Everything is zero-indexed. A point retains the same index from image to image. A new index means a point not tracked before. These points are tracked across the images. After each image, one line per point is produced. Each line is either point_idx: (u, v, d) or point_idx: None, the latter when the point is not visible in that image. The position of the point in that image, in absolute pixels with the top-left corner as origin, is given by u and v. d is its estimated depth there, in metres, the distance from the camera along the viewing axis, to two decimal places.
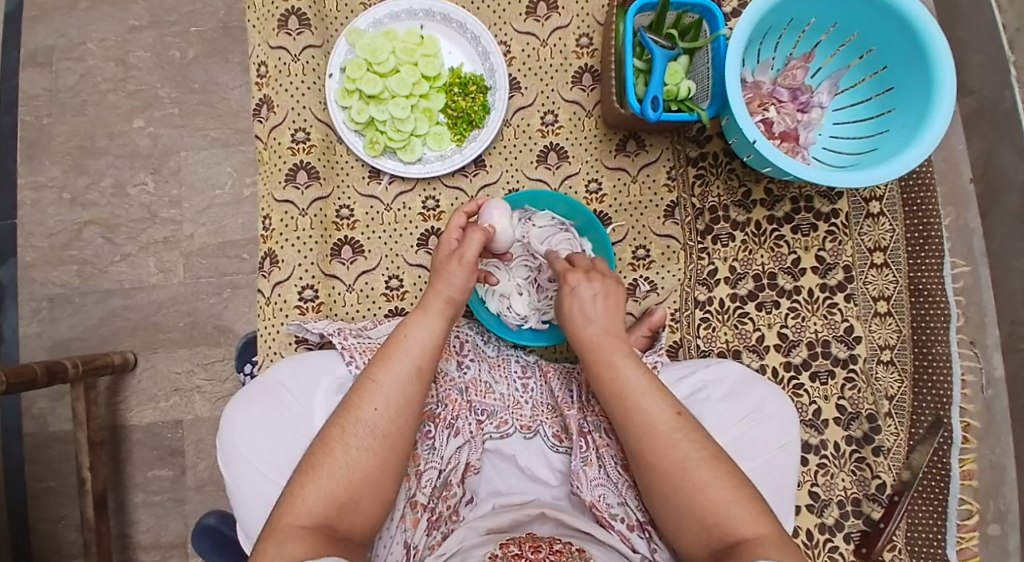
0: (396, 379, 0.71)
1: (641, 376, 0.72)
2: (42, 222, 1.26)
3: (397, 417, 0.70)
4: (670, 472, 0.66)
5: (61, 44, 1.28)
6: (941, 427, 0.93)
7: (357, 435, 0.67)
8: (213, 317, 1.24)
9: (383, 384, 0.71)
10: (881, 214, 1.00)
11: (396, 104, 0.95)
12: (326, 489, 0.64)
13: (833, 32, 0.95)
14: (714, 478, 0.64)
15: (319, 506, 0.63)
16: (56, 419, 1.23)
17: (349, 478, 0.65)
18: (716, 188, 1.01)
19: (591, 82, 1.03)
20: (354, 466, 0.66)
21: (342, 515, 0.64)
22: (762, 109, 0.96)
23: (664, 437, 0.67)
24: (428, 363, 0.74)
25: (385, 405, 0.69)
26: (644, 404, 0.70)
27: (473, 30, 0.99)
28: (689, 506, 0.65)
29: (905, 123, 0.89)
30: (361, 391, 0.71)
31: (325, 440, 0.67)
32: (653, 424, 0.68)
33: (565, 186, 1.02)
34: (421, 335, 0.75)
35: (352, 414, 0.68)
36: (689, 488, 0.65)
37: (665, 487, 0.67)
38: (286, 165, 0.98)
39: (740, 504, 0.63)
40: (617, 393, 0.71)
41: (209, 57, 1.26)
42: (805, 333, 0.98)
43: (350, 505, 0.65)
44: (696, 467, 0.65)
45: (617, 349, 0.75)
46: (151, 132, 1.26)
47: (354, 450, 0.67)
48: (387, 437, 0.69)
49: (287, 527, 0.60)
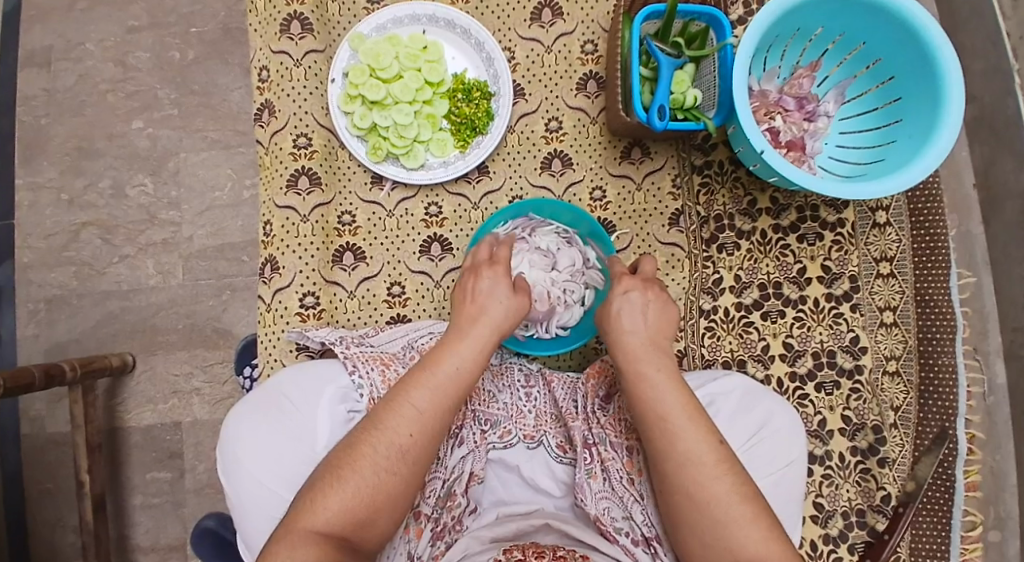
0: (431, 401, 0.70)
1: (684, 402, 0.71)
2: (39, 223, 1.24)
3: (428, 441, 0.69)
4: (706, 507, 0.66)
5: (60, 44, 1.26)
6: (946, 440, 0.93)
7: (387, 456, 0.66)
8: (212, 320, 1.23)
9: (419, 410, 0.69)
10: (887, 223, 0.99)
11: (399, 110, 0.94)
12: (347, 505, 0.64)
13: (841, 42, 0.95)
14: (755, 516, 0.64)
15: (337, 520, 0.63)
16: (54, 421, 1.22)
17: (372, 497, 0.65)
18: (722, 196, 1.01)
19: (595, 89, 1.02)
20: (379, 487, 0.65)
21: (357, 530, 0.64)
22: (768, 117, 0.95)
23: (708, 471, 0.67)
24: (464, 389, 0.72)
25: (420, 430, 0.68)
26: (686, 434, 0.69)
27: (478, 36, 0.98)
28: (723, 542, 0.65)
29: (913, 134, 0.88)
30: (393, 407, 0.69)
31: (353, 453, 0.67)
32: (694, 456, 0.68)
33: (569, 194, 1.01)
34: (460, 357, 0.73)
35: (385, 433, 0.67)
36: (722, 525, 0.65)
37: (697, 521, 0.66)
38: (287, 171, 0.97)
39: (772, 544, 0.63)
40: (657, 421, 0.70)
41: (209, 58, 1.25)
42: (810, 343, 0.97)
43: (366, 523, 0.65)
44: (737, 504, 0.65)
45: (654, 368, 0.74)
46: (150, 133, 1.25)
47: (383, 472, 0.66)
48: (414, 463, 0.68)
49: (303, 531, 0.61)
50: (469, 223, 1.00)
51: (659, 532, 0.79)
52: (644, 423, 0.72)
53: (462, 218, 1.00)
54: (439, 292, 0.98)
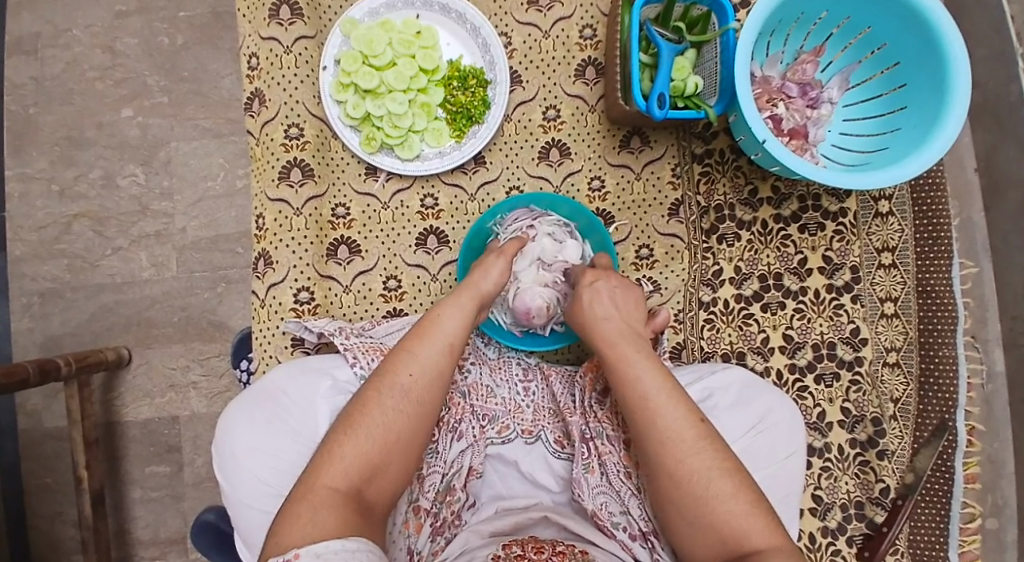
0: (431, 351, 0.72)
1: (661, 381, 0.71)
2: (30, 215, 1.23)
3: (431, 385, 0.70)
4: (687, 483, 0.65)
5: (46, 30, 1.23)
6: (946, 431, 0.93)
7: (393, 398, 0.67)
8: (207, 312, 1.22)
9: (418, 354, 0.71)
10: (890, 213, 0.98)
11: (393, 99, 0.92)
12: (361, 449, 0.63)
13: (846, 26, 0.92)
14: (736, 491, 0.64)
15: (353, 467, 0.62)
16: (50, 415, 1.21)
17: (384, 439, 0.64)
18: (722, 185, 0.99)
19: (594, 76, 0.99)
20: (389, 426, 0.65)
21: (371, 480, 0.63)
22: (771, 105, 0.92)
23: (686, 445, 0.67)
24: (458, 343, 0.74)
25: (420, 372, 0.70)
26: (666, 409, 0.69)
27: (474, 21, 0.95)
28: (708, 518, 0.64)
29: (919, 122, 0.86)
30: (396, 359, 0.71)
31: (361, 404, 0.67)
32: (674, 432, 0.67)
33: (567, 184, 0.99)
34: (455, 315, 0.75)
35: (389, 379, 0.68)
36: (704, 500, 0.64)
37: (680, 499, 0.66)
38: (279, 163, 0.95)
39: (756, 519, 0.62)
40: (636, 399, 0.70)
41: (199, 44, 1.22)
42: (810, 335, 0.96)
43: (380, 469, 0.64)
44: (717, 478, 0.64)
45: (629, 350, 0.74)
46: (140, 122, 1.22)
47: (391, 411, 0.66)
48: (419, 403, 0.68)
49: (320, 489, 0.59)
50: (465, 215, 0.98)
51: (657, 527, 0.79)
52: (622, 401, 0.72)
53: (458, 210, 0.98)
54: (435, 285, 0.97)
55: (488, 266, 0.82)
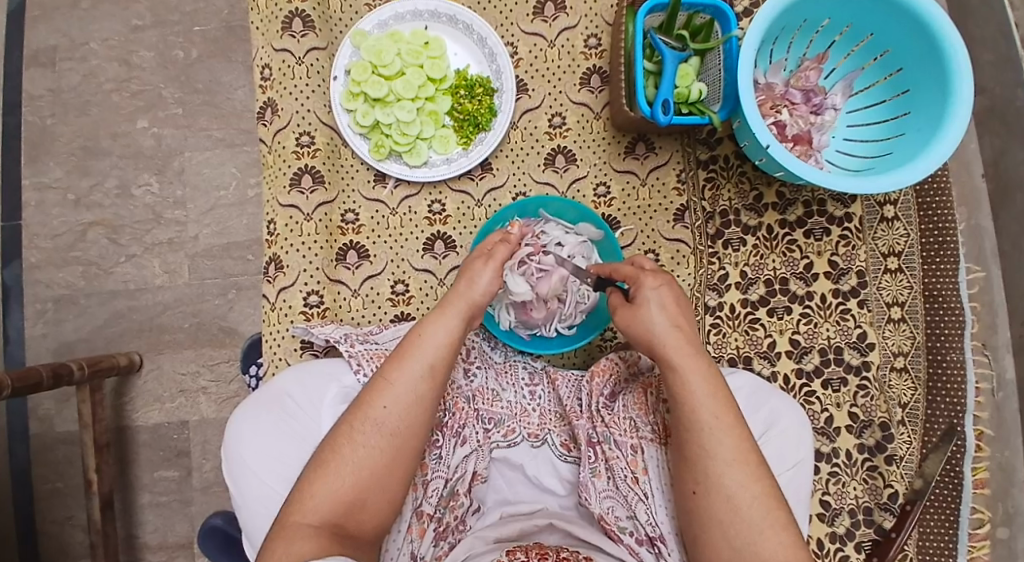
0: (409, 377, 0.70)
1: (726, 406, 0.70)
2: (46, 223, 1.25)
3: (409, 413, 0.69)
4: (744, 510, 0.65)
5: (64, 44, 1.26)
6: (955, 436, 0.92)
7: (366, 432, 0.67)
8: (218, 319, 1.23)
9: (395, 383, 0.70)
10: (895, 218, 0.98)
11: (401, 108, 0.94)
12: (334, 489, 0.65)
13: (849, 34, 0.93)
14: (789, 523, 0.64)
15: (325, 504, 0.64)
16: (62, 420, 1.23)
17: (357, 477, 0.66)
18: (727, 191, 1.00)
19: (600, 84, 1.01)
20: (361, 463, 0.66)
21: (349, 515, 0.65)
22: (775, 111, 0.93)
23: (735, 474, 0.66)
24: (441, 365, 0.72)
25: (395, 403, 0.69)
26: (727, 435, 0.67)
27: (481, 31, 0.97)
28: (755, 548, 0.63)
29: (922, 128, 0.87)
30: (374, 388, 0.70)
31: (336, 439, 0.68)
32: (732, 458, 0.67)
33: (572, 190, 1.01)
34: (439, 334, 0.73)
35: (363, 411, 0.68)
36: (758, 530, 0.64)
37: (732, 523, 0.65)
38: (290, 170, 0.97)
39: (803, 557, 0.63)
40: (705, 419, 0.68)
41: (213, 56, 1.25)
42: (817, 340, 0.97)
43: (357, 505, 0.65)
44: (772, 508, 0.64)
45: (693, 367, 0.71)
46: (154, 132, 1.25)
47: (362, 448, 0.67)
48: (395, 435, 0.68)
49: (296, 526, 0.61)
50: (472, 220, 1.00)
51: (665, 532, 0.79)
52: (687, 420, 0.69)
53: (465, 216, 1.00)
54: (442, 290, 0.98)
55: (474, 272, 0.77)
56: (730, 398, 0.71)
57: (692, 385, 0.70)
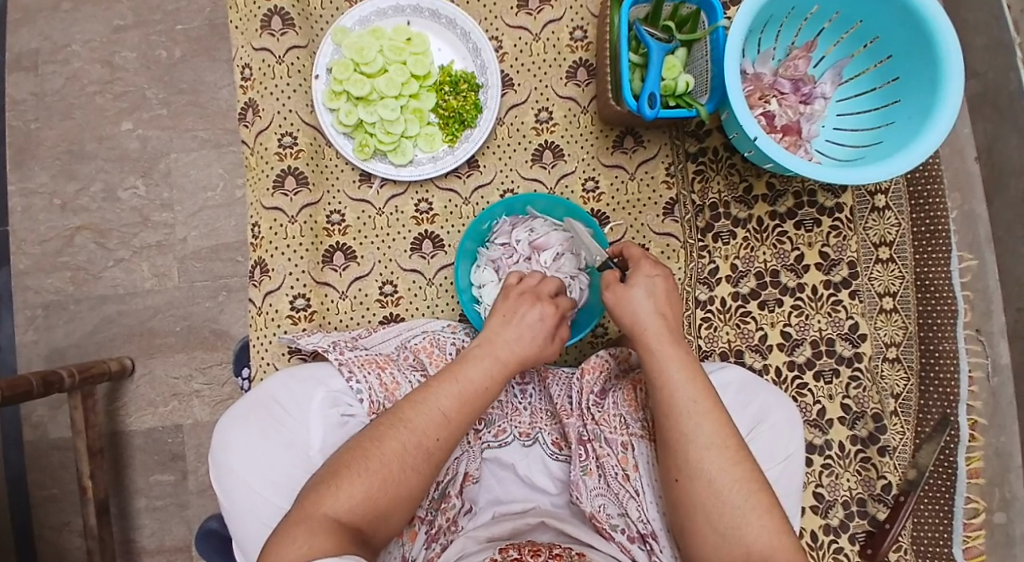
0: (460, 412, 0.71)
1: (705, 392, 0.70)
2: (33, 228, 1.24)
3: (450, 449, 0.70)
4: (726, 494, 0.64)
5: (45, 46, 1.25)
6: (949, 426, 0.93)
7: (413, 454, 0.66)
8: (209, 321, 1.23)
9: (448, 415, 0.70)
10: (886, 207, 0.97)
11: (385, 106, 0.93)
12: (371, 493, 0.63)
13: (837, 20, 0.92)
14: (771, 507, 0.64)
15: (359, 508, 0.62)
16: (56, 426, 1.22)
17: (395, 490, 0.65)
18: (717, 183, 0.99)
19: (586, 77, 1.00)
20: (403, 480, 0.65)
21: (373, 523, 0.63)
22: (763, 101, 0.92)
23: (718, 459, 0.66)
24: (484, 402, 0.73)
25: (447, 436, 0.69)
26: (707, 421, 0.68)
27: (464, 26, 0.96)
28: (738, 533, 0.63)
29: (911, 116, 0.86)
30: (420, 406, 0.70)
31: (381, 444, 0.66)
32: (714, 443, 0.67)
33: (561, 186, 1.00)
34: (486, 368, 0.75)
35: (415, 430, 0.68)
36: (741, 514, 0.63)
37: (714, 508, 0.65)
38: (273, 172, 0.96)
39: (786, 541, 0.63)
40: (685, 404, 0.69)
41: (196, 56, 1.23)
42: (809, 331, 0.96)
43: (382, 517, 0.64)
44: (755, 492, 0.64)
45: (673, 355, 0.73)
46: (140, 134, 1.24)
47: (409, 468, 0.66)
48: (435, 464, 0.68)
49: (322, 517, 0.59)
50: (460, 219, 0.99)
51: (656, 528, 0.78)
52: (666, 405, 0.70)
53: (452, 215, 0.99)
54: (432, 289, 0.97)
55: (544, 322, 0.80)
56: (710, 389, 0.71)
57: (672, 373, 0.71)
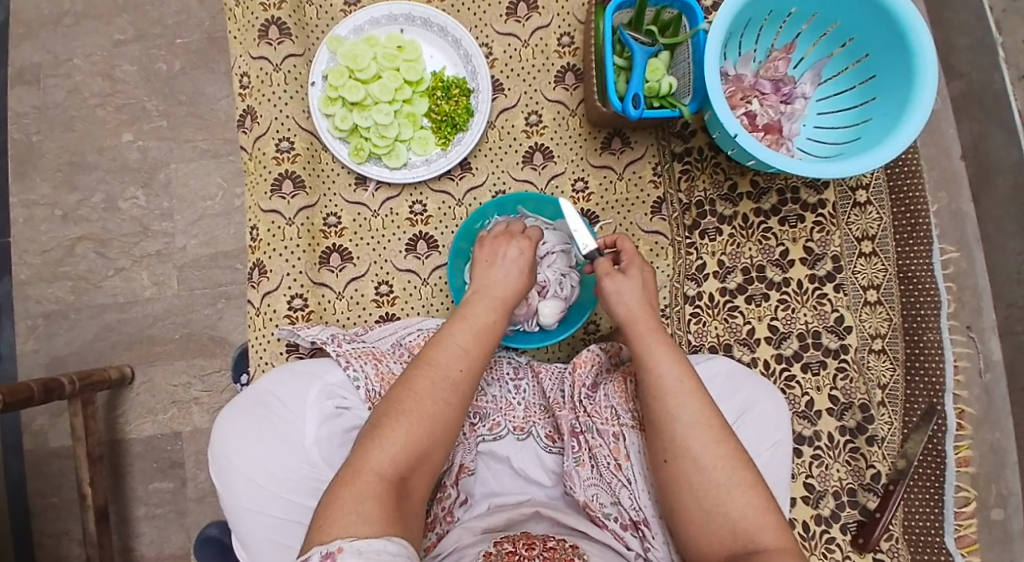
0: (476, 348, 0.75)
1: (688, 376, 0.75)
2: (34, 239, 1.26)
3: (476, 382, 0.72)
4: (710, 472, 0.69)
5: (47, 61, 1.28)
6: (935, 415, 0.93)
7: (443, 388, 0.69)
8: (208, 328, 1.24)
9: (465, 348, 0.74)
10: (868, 202, 0.99)
11: (378, 111, 0.95)
12: (412, 434, 0.64)
13: (815, 22, 0.95)
14: (753, 484, 0.68)
15: (403, 450, 0.63)
16: (56, 434, 1.23)
17: (433, 427, 0.66)
18: (702, 182, 1.01)
19: (574, 81, 1.02)
20: (439, 415, 0.67)
21: (417, 466, 0.64)
22: (744, 102, 0.95)
23: (703, 439, 0.70)
24: (497, 338, 0.78)
25: (469, 366, 0.72)
26: (692, 402, 0.73)
27: (455, 33, 0.99)
28: (723, 510, 0.67)
29: (888, 112, 0.88)
30: (440, 348, 0.73)
31: (411, 389, 0.68)
32: (699, 424, 0.71)
33: (551, 186, 1.02)
34: (491, 313, 0.79)
35: (438, 367, 0.71)
36: (725, 490, 0.68)
37: (700, 486, 0.69)
38: (271, 175, 0.98)
39: (769, 516, 0.66)
40: (671, 386, 0.74)
41: (196, 68, 1.26)
42: (795, 324, 0.98)
43: (425, 457, 0.65)
44: (738, 470, 0.69)
45: (658, 336, 0.79)
46: (140, 145, 1.26)
47: (441, 401, 0.68)
48: (464, 396, 0.71)
49: (374, 468, 0.60)
50: (453, 220, 1.01)
51: (648, 516, 0.80)
52: (655, 388, 0.75)
53: (446, 215, 1.01)
54: (426, 289, 0.99)
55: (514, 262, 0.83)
56: (693, 373, 0.76)
57: (657, 359, 0.76)
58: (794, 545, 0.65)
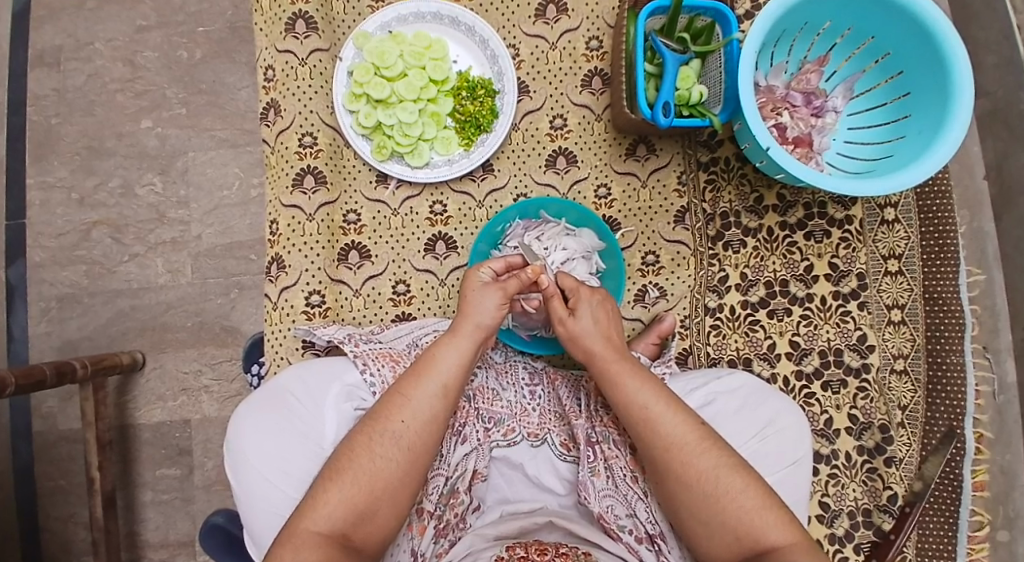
0: (425, 393, 0.74)
1: (656, 393, 0.75)
2: (50, 222, 1.26)
3: (421, 429, 0.72)
4: (699, 484, 0.69)
5: (69, 44, 1.27)
6: (954, 438, 0.92)
7: (381, 444, 0.70)
8: (220, 318, 1.24)
9: (411, 398, 0.73)
10: (896, 220, 0.98)
11: (403, 109, 0.94)
12: (347, 495, 0.67)
13: (850, 36, 0.94)
14: (746, 486, 0.68)
15: (338, 512, 0.66)
16: (66, 417, 1.23)
17: (370, 486, 0.68)
18: (728, 193, 1.00)
19: (600, 86, 1.02)
20: (376, 475, 0.69)
21: (359, 524, 0.67)
22: (775, 114, 0.93)
23: (694, 449, 0.71)
24: (462, 380, 0.76)
25: (412, 417, 0.72)
26: (667, 416, 0.73)
27: (483, 33, 0.98)
28: (721, 519, 0.68)
29: (922, 130, 0.87)
30: (389, 402, 0.73)
31: (351, 449, 0.70)
32: (677, 440, 0.71)
33: (574, 192, 1.01)
34: (451, 356, 0.76)
35: (381, 425, 0.71)
36: (718, 499, 0.68)
37: (692, 501, 0.70)
38: (293, 170, 0.98)
39: (768, 515, 0.67)
40: (637, 415, 0.74)
41: (217, 57, 1.26)
42: (817, 341, 0.97)
43: (368, 514, 0.68)
44: (726, 477, 0.69)
45: (628, 365, 0.77)
46: (159, 132, 1.26)
47: (379, 458, 0.69)
48: (411, 449, 0.71)
49: (305, 533, 0.64)
50: (473, 221, 1.01)
51: (663, 530, 0.80)
52: (627, 411, 0.75)
53: (466, 217, 1.01)
54: (443, 290, 0.99)
55: (481, 297, 0.80)
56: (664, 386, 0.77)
57: (631, 383, 0.76)
58: (802, 540, 0.65)
